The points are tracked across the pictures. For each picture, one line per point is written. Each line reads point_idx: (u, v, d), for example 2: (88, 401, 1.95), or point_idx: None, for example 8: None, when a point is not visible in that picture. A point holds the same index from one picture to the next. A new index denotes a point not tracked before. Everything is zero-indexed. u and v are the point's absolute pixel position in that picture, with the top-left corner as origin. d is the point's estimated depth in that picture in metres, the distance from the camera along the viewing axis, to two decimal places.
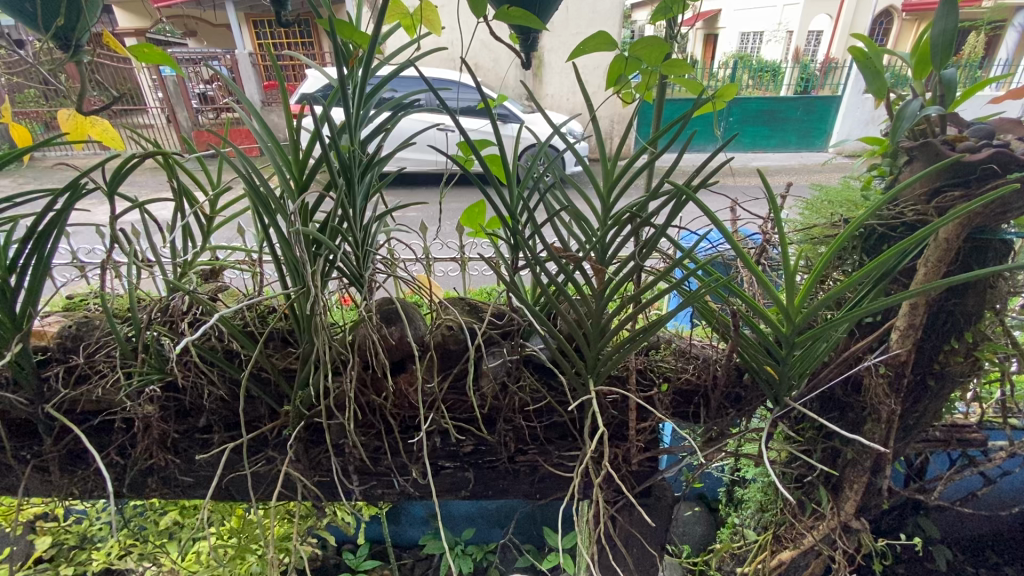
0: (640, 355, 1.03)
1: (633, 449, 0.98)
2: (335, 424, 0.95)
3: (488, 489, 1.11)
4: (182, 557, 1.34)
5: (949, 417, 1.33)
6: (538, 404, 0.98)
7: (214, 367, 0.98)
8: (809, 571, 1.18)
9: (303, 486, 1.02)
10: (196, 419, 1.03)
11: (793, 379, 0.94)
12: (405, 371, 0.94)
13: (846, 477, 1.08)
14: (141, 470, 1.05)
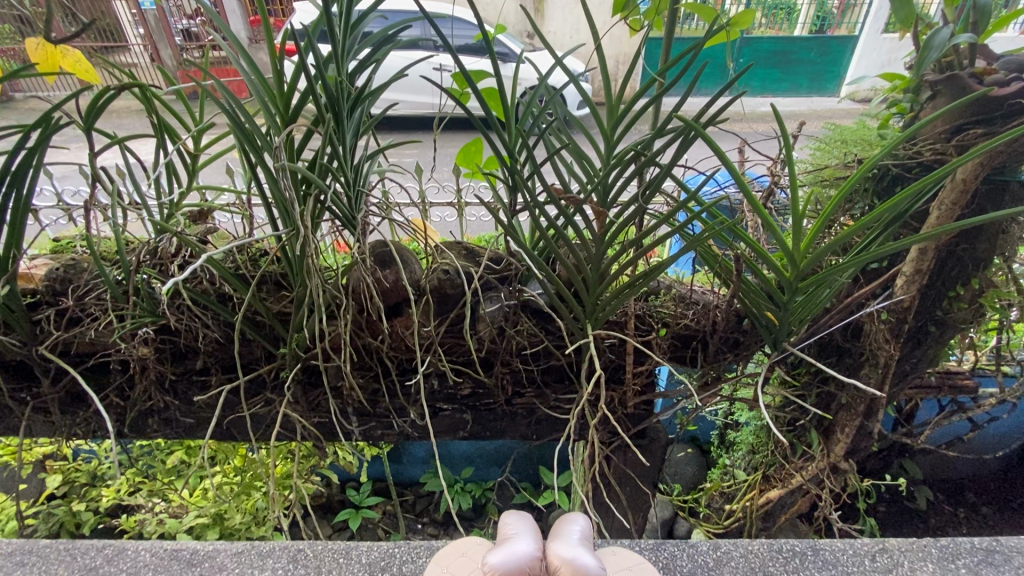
0: (639, 300, 1.01)
1: (630, 392, 0.99)
2: (333, 367, 0.95)
3: (485, 430, 1.12)
4: (190, 493, 1.37)
5: (944, 365, 1.33)
6: (536, 348, 0.98)
7: (208, 311, 0.98)
8: (796, 509, 1.22)
9: (303, 427, 1.03)
10: (193, 361, 1.02)
11: (793, 324, 0.93)
12: (401, 315, 0.92)
13: (839, 421, 1.09)
14: (142, 413, 1.06)
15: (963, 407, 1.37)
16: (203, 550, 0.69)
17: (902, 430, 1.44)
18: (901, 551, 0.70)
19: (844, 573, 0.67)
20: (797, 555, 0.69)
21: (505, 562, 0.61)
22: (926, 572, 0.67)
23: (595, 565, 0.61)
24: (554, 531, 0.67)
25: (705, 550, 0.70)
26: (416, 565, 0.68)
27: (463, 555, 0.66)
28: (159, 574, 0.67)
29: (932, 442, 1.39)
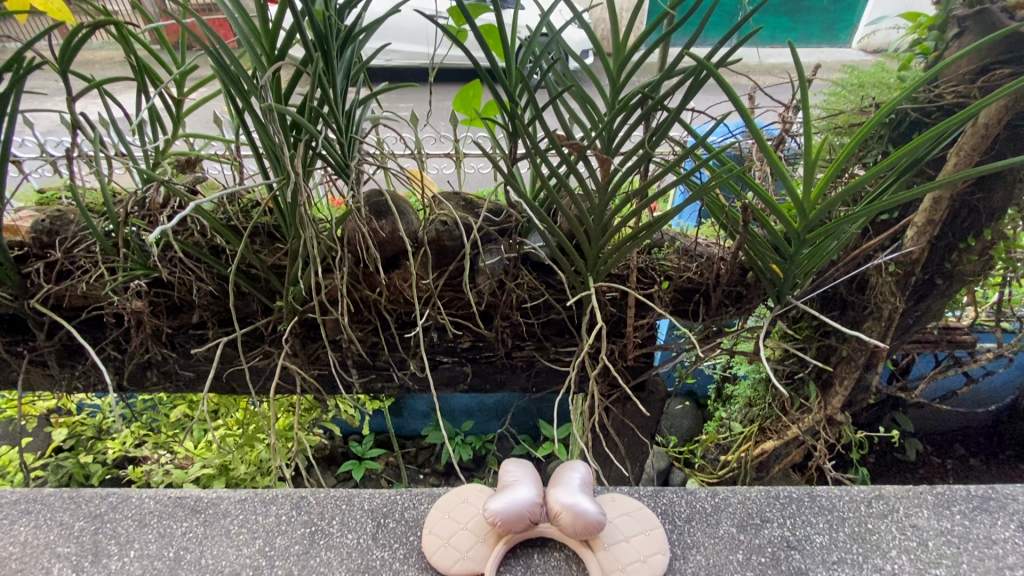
0: (642, 252, 0.99)
1: (631, 344, 0.99)
2: (330, 320, 0.94)
3: (485, 383, 1.11)
4: (195, 445, 1.39)
5: (944, 320, 1.32)
6: (536, 301, 0.96)
7: (202, 264, 0.96)
8: (790, 460, 1.24)
9: (302, 379, 1.03)
10: (189, 315, 1.01)
11: (798, 277, 0.92)
12: (399, 268, 0.90)
13: (838, 374, 1.08)
14: (141, 366, 1.06)
15: (959, 362, 1.38)
16: (207, 496, 0.71)
17: (898, 384, 1.44)
18: (897, 498, 0.68)
19: (841, 518, 0.66)
20: (794, 501, 0.68)
21: (505, 508, 0.62)
22: (921, 518, 0.66)
23: (595, 510, 0.62)
24: (555, 478, 0.67)
25: (704, 496, 0.69)
26: (417, 510, 0.68)
27: (465, 501, 0.68)
28: (164, 520, 0.67)
29: (926, 396, 1.41)
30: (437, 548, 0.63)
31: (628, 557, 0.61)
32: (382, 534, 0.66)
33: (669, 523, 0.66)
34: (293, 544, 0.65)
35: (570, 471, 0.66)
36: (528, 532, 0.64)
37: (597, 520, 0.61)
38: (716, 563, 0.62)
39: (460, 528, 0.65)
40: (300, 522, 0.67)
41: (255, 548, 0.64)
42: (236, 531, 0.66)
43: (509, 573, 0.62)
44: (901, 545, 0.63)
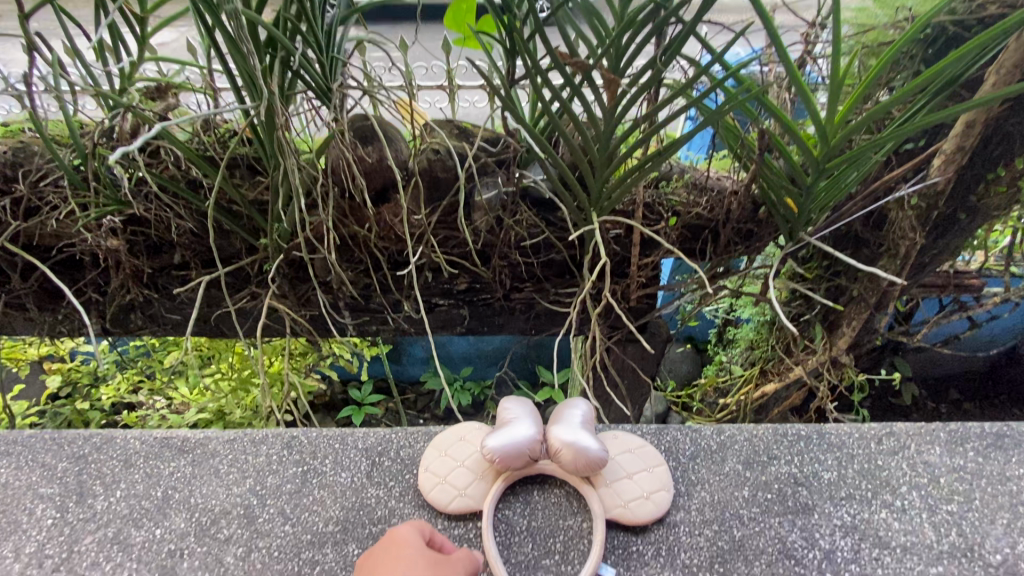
0: (649, 186, 0.92)
1: (634, 285, 0.95)
2: (318, 259, 0.89)
3: (483, 326, 1.07)
4: (190, 391, 1.37)
5: (954, 263, 1.26)
6: (536, 239, 0.91)
7: (179, 200, 0.90)
8: (789, 402, 1.23)
9: (292, 321, 0.99)
10: (170, 255, 0.96)
11: (813, 212, 0.87)
12: (388, 202, 0.83)
13: (847, 315, 1.05)
14: (124, 309, 1.02)
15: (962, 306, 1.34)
16: (194, 437, 0.68)
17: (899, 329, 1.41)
18: (908, 435, 0.66)
19: (850, 455, 0.64)
20: (803, 438, 0.66)
21: (504, 446, 0.60)
22: (934, 455, 0.64)
23: (597, 446, 0.60)
24: (555, 415, 0.64)
25: (710, 433, 0.66)
26: (413, 449, 0.66)
27: (462, 438, 0.65)
28: (150, 461, 0.65)
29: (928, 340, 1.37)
30: (434, 485, 0.61)
31: (631, 494, 0.59)
32: (377, 473, 0.64)
33: (673, 461, 0.64)
34: (286, 482, 0.62)
35: (570, 409, 0.64)
36: (527, 469, 0.62)
37: (599, 457, 0.59)
38: (721, 499, 0.60)
39: (458, 465, 0.63)
40: (291, 461, 0.64)
41: (246, 487, 0.62)
42: (225, 470, 0.64)
43: (508, 509, 0.61)
44: (912, 481, 0.61)
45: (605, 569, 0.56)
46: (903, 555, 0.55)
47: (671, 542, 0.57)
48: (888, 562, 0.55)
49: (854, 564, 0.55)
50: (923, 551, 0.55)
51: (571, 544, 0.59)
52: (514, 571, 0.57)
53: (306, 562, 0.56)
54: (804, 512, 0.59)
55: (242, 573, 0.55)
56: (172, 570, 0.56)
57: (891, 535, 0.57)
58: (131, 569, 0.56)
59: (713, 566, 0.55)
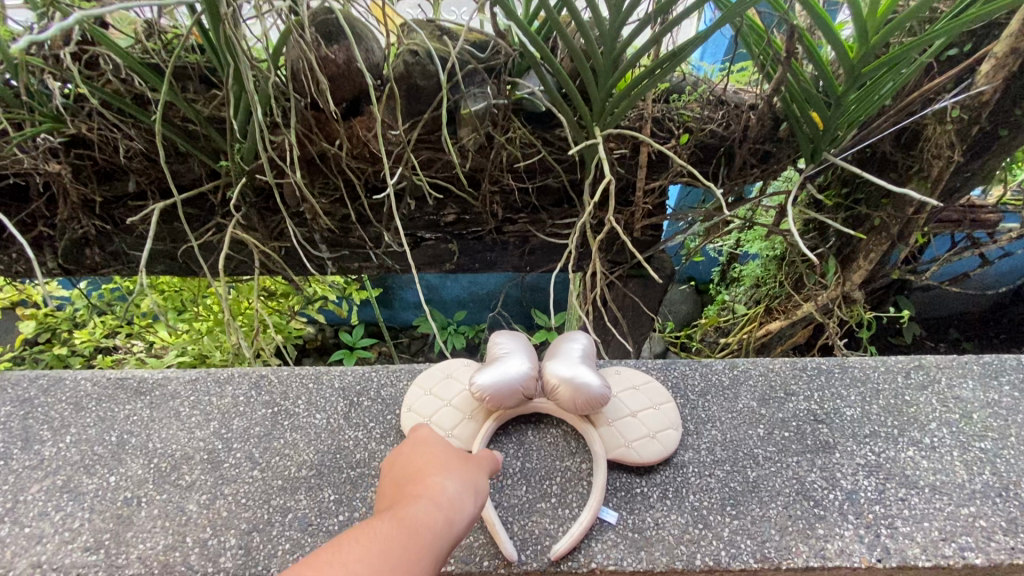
0: (659, 100, 0.82)
1: (639, 213, 0.86)
2: (287, 185, 0.79)
3: (473, 263, 0.99)
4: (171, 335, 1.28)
5: (970, 194, 1.07)
6: (531, 160, 0.81)
7: (127, 119, 0.79)
8: (794, 341, 1.17)
9: (263, 256, 0.90)
10: (123, 182, 0.86)
11: (840, 129, 0.77)
12: (360, 115, 0.73)
13: (864, 246, 0.97)
14: (79, 245, 0.93)
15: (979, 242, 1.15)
16: (152, 378, 0.61)
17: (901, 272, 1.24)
18: (938, 368, 0.61)
19: (875, 390, 0.59)
20: (823, 372, 0.61)
21: (495, 383, 0.53)
22: (966, 389, 0.59)
23: (599, 382, 0.53)
24: (551, 350, 0.58)
25: (721, 368, 0.62)
26: (395, 388, 0.61)
27: (448, 376, 0.59)
28: (103, 404, 0.59)
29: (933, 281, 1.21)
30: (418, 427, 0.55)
31: (636, 433, 0.54)
32: (356, 414, 0.58)
33: (681, 397, 0.59)
34: (253, 425, 0.57)
35: (569, 341, 0.57)
36: (521, 408, 0.56)
37: (601, 394, 0.53)
38: (733, 438, 0.55)
39: (443, 405, 0.57)
40: (260, 403, 0.59)
41: (210, 431, 0.56)
42: (187, 413, 0.58)
43: (500, 449, 0.56)
44: (942, 417, 0.56)
45: (607, 512, 0.51)
46: (932, 495, 0.51)
47: (678, 483, 0.52)
48: (916, 502, 0.50)
49: (879, 505, 0.50)
50: (955, 491, 0.51)
51: (569, 486, 0.54)
52: (506, 516, 0.52)
53: (277, 509, 0.51)
54: (824, 451, 0.54)
55: (206, 522, 0.50)
56: (129, 519, 0.50)
57: (919, 474, 0.52)
58: (83, 519, 0.50)
59: (724, 508, 0.50)
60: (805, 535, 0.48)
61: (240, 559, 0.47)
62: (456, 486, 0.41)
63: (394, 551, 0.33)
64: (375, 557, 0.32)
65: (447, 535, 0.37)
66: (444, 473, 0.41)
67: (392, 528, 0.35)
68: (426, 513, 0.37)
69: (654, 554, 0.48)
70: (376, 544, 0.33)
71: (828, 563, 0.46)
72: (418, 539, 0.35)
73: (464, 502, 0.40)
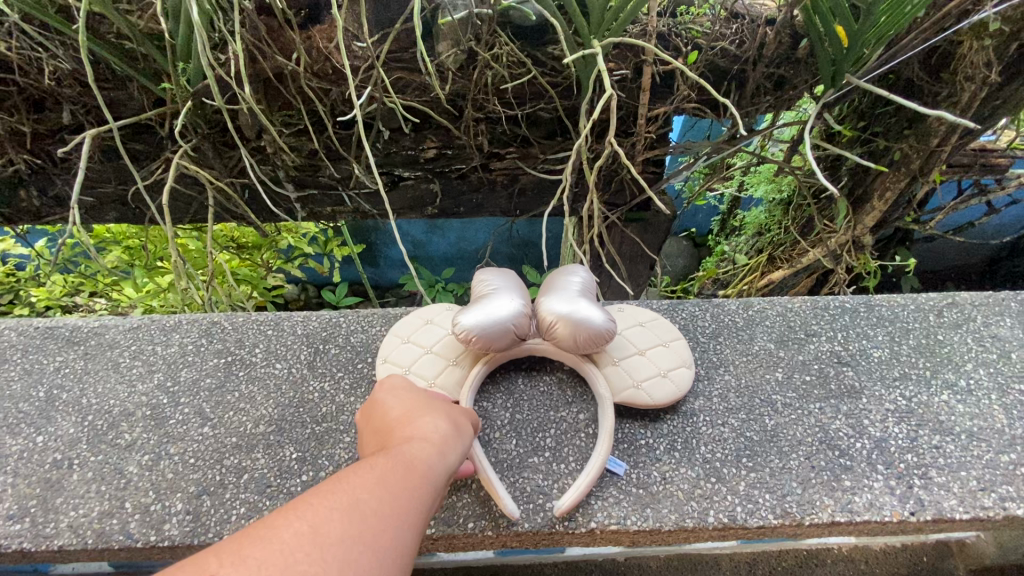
0: (664, 13, 0.71)
1: (641, 143, 0.78)
2: (241, 111, 0.70)
3: (457, 207, 0.91)
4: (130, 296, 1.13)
5: (983, 136, 0.93)
6: (519, 82, 0.72)
7: (51, 33, 0.68)
8: (796, 291, 1.11)
9: (222, 198, 0.81)
10: (56, 111, 0.76)
11: (867, 45, 0.68)
12: (321, 24, 0.64)
13: (880, 185, 0.89)
14: (13, 186, 0.83)
15: (988, 189, 1.02)
16: (84, 327, 0.54)
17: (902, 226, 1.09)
18: (973, 306, 0.55)
19: (904, 329, 0.53)
20: (848, 311, 0.55)
21: (481, 323, 0.46)
22: (1004, 327, 0.53)
23: (602, 316, 0.47)
24: (546, 285, 0.51)
25: (735, 308, 0.55)
26: (368, 334, 0.54)
27: (428, 322, 0.52)
28: (30, 353, 0.52)
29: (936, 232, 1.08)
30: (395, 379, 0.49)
31: (645, 373, 0.48)
32: (322, 363, 0.52)
33: (690, 340, 0.53)
34: (204, 377, 0.50)
35: (563, 269, 0.50)
36: (512, 351, 0.50)
37: (604, 332, 0.46)
38: (749, 384, 0.50)
39: (423, 353, 0.50)
40: (211, 352, 0.52)
41: (154, 384, 0.50)
42: (127, 363, 0.51)
43: (488, 401, 0.50)
44: (979, 357, 0.51)
45: (614, 463, 0.45)
46: (969, 442, 0.45)
47: (688, 434, 0.47)
48: (952, 450, 0.45)
49: (911, 454, 0.45)
50: (994, 437, 0.46)
51: (564, 439, 0.48)
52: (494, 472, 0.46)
53: (231, 469, 0.44)
54: (850, 396, 0.48)
55: (148, 486, 0.44)
56: (59, 483, 0.44)
57: (954, 420, 0.47)
58: (6, 484, 0.44)
59: (739, 460, 0.45)
60: (830, 488, 0.43)
61: (187, 525, 0.41)
62: (444, 424, 0.36)
63: (392, 482, 0.28)
64: (374, 487, 0.27)
65: (444, 471, 0.32)
66: (429, 412, 0.36)
67: (385, 462, 0.29)
68: (417, 449, 0.32)
69: (662, 511, 0.43)
70: (372, 476, 0.28)
71: (856, 518, 0.41)
72: (418, 471, 0.30)
73: (455, 439, 0.35)
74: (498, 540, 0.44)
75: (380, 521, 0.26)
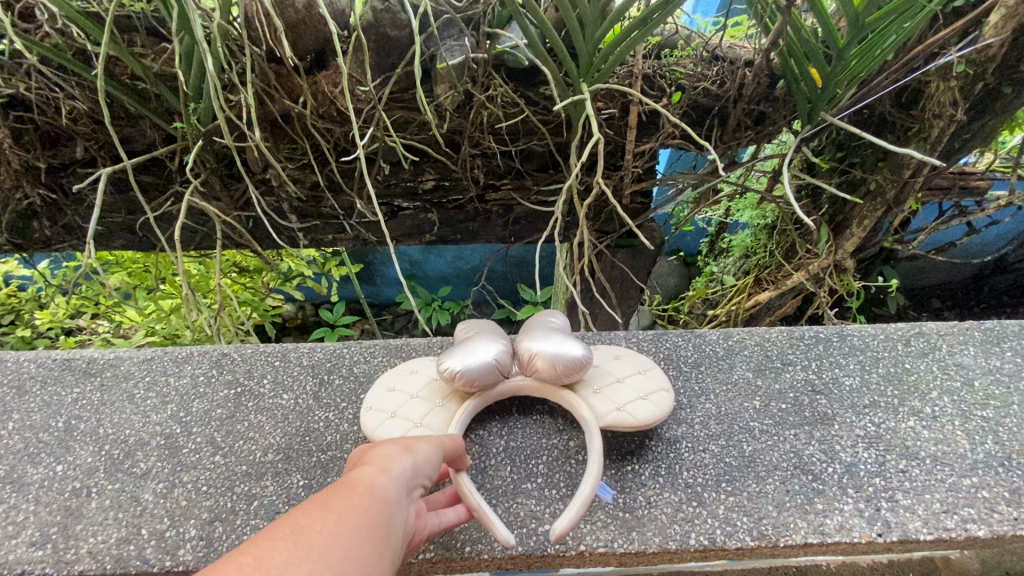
0: (649, 56, 0.76)
1: (629, 177, 0.82)
2: (248, 149, 0.73)
3: (454, 234, 0.94)
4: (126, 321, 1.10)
5: (958, 162, 0.97)
6: (513, 121, 0.76)
7: (69, 75, 0.72)
8: (783, 312, 1.14)
9: (228, 229, 0.85)
10: (70, 147, 0.80)
11: (840, 86, 0.72)
12: (326, 69, 0.68)
13: (859, 212, 0.93)
14: (26, 217, 0.86)
15: (966, 209, 1.05)
16: (101, 360, 0.58)
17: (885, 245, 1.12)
18: (938, 335, 0.60)
19: (874, 358, 0.58)
20: (821, 341, 0.60)
21: (465, 361, 0.49)
22: (967, 356, 0.58)
23: (580, 347, 0.50)
24: (524, 328, 0.55)
25: (716, 339, 0.60)
26: (369, 365, 0.58)
27: (414, 370, 0.55)
28: (49, 386, 0.56)
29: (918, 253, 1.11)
30: (381, 422, 0.50)
31: (625, 397, 0.51)
32: (326, 394, 0.55)
33: (673, 369, 0.57)
34: (216, 407, 0.54)
35: (542, 314, 0.55)
36: (497, 389, 0.52)
37: (581, 360, 0.50)
38: (729, 411, 0.53)
39: (410, 398, 0.52)
40: (222, 383, 0.56)
41: (167, 415, 0.53)
42: (142, 395, 0.55)
43: (483, 430, 0.53)
44: (943, 385, 0.55)
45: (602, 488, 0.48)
46: (933, 466, 0.49)
47: (671, 460, 0.50)
48: (917, 474, 0.48)
49: (879, 478, 0.48)
50: (956, 461, 0.49)
51: (556, 466, 0.51)
52: (489, 499, 0.49)
53: (241, 497, 0.47)
54: (822, 423, 0.52)
55: (163, 513, 0.46)
56: (78, 511, 0.47)
57: (919, 444, 0.50)
58: (26, 512, 0.46)
59: (719, 485, 0.48)
60: (803, 511, 0.46)
61: (200, 551, 0.44)
62: (395, 450, 0.36)
63: (340, 506, 0.28)
64: (320, 510, 0.27)
65: (396, 488, 0.32)
66: (376, 444, 0.36)
67: (331, 492, 0.29)
68: (362, 473, 0.32)
69: (646, 534, 0.45)
70: (316, 504, 0.27)
71: (827, 539, 0.44)
72: (367, 494, 0.30)
73: (403, 457, 0.36)
74: (493, 563, 0.46)
75: (328, 541, 0.25)
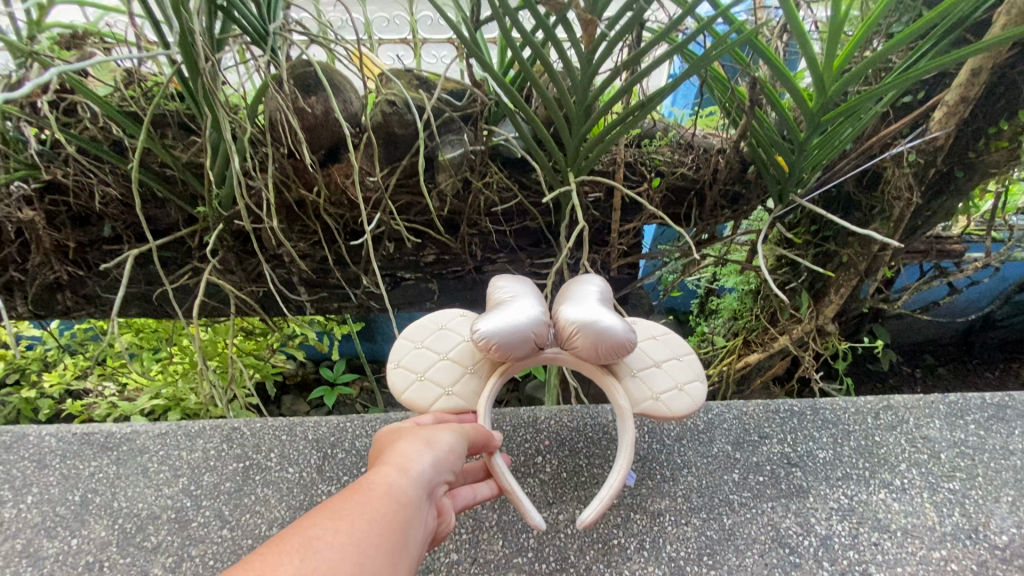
0: (630, 145, 0.84)
1: (615, 253, 0.88)
2: (263, 229, 0.80)
3: (453, 302, 0.99)
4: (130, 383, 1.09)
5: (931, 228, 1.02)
6: (507, 203, 0.83)
7: (104, 164, 0.79)
8: (772, 373, 1.17)
9: (240, 300, 0.90)
10: (98, 226, 0.86)
11: (805, 172, 0.79)
12: (338, 162, 0.75)
13: (835, 281, 0.99)
14: (50, 289, 0.92)
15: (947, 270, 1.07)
16: (116, 434, 0.61)
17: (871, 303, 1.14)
18: (907, 408, 0.64)
19: (846, 431, 0.61)
20: (796, 414, 0.63)
21: (503, 327, 0.52)
22: (933, 428, 0.62)
23: (622, 325, 0.52)
24: (564, 295, 0.57)
25: (697, 413, 0.63)
26: (370, 438, 0.61)
27: (442, 329, 0.59)
28: (69, 460, 0.59)
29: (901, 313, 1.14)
30: (410, 383, 0.56)
31: (663, 385, 0.56)
32: (329, 467, 0.59)
33: (656, 442, 0.60)
34: (224, 481, 0.57)
35: (583, 282, 0.58)
36: (532, 358, 0.55)
37: (625, 340, 0.51)
38: (710, 484, 0.57)
39: (439, 358, 0.58)
40: (232, 456, 0.59)
41: (178, 488, 0.57)
42: (155, 469, 0.58)
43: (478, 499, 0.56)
44: (911, 458, 0.59)
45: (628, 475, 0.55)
46: (904, 539, 0.52)
47: (656, 533, 0.53)
48: (888, 546, 0.52)
49: (853, 551, 0.52)
50: (925, 533, 0.53)
51: (546, 539, 0.54)
52: (483, 572, 0.52)
53: None
54: (797, 496, 0.56)
55: None
56: None
57: (890, 517, 0.54)
58: None
59: (701, 559, 0.52)
60: None
61: None
62: (416, 449, 0.44)
63: (360, 511, 0.36)
64: (341, 517, 0.35)
65: (410, 491, 0.40)
66: (400, 443, 0.44)
67: (355, 497, 0.37)
68: (385, 475, 0.40)
69: None
70: (341, 510, 0.35)
71: None
72: (384, 498, 0.38)
73: (422, 457, 0.43)
74: None
75: (345, 545, 0.33)
